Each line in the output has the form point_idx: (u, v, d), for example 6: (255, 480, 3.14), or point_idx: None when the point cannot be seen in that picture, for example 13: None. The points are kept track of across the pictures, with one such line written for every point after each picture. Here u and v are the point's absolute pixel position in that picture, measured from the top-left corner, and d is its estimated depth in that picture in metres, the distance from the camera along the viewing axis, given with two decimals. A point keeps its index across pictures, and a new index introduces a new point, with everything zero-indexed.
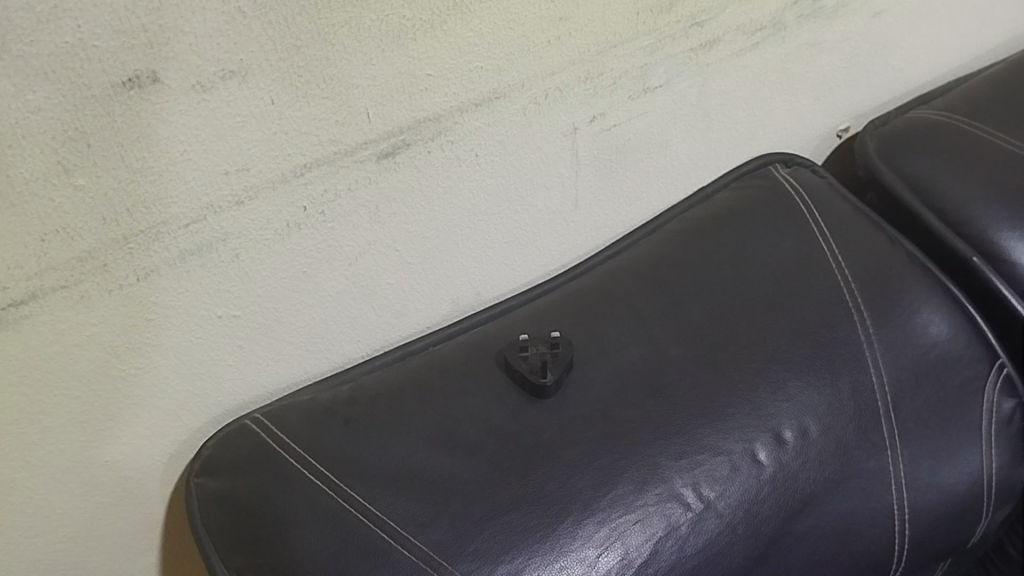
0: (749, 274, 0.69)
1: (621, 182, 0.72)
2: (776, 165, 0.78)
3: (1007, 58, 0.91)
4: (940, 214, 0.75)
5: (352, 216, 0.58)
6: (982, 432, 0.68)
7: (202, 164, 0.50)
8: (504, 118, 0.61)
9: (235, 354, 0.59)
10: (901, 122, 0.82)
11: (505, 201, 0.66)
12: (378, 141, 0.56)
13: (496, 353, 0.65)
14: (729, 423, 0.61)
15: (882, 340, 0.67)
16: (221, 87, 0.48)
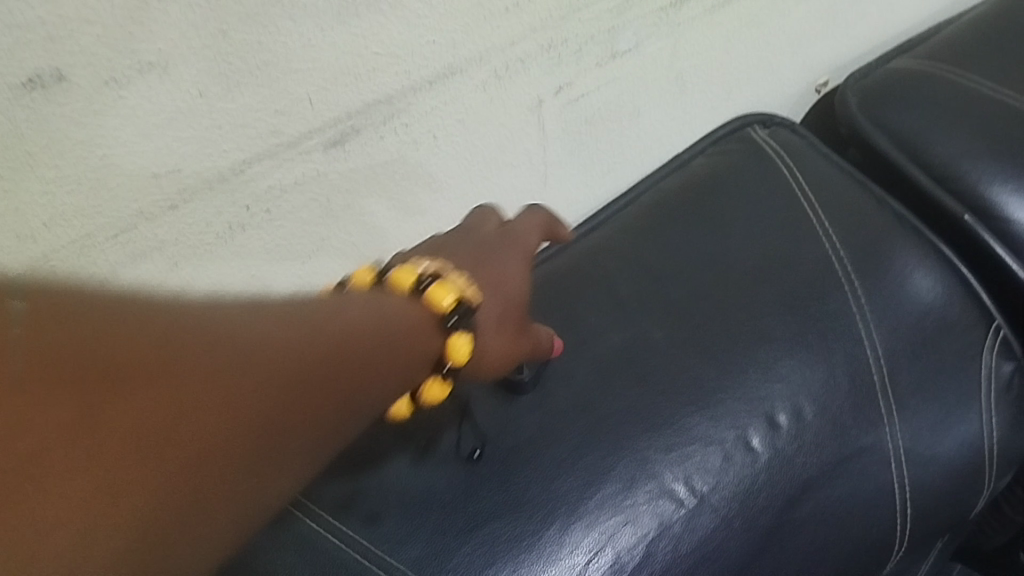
0: (733, 249, 0.65)
1: (592, 154, 0.67)
2: (754, 126, 0.74)
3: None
4: (928, 170, 0.71)
5: (302, 213, 0.53)
6: (982, 399, 0.65)
7: (126, 168, 0.45)
8: (462, 94, 0.56)
9: None
10: (882, 72, 0.78)
11: (469, 184, 0.61)
12: (324, 129, 0.51)
13: None
14: (719, 410, 0.58)
15: (875, 310, 0.64)
16: (140, 81, 0.43)
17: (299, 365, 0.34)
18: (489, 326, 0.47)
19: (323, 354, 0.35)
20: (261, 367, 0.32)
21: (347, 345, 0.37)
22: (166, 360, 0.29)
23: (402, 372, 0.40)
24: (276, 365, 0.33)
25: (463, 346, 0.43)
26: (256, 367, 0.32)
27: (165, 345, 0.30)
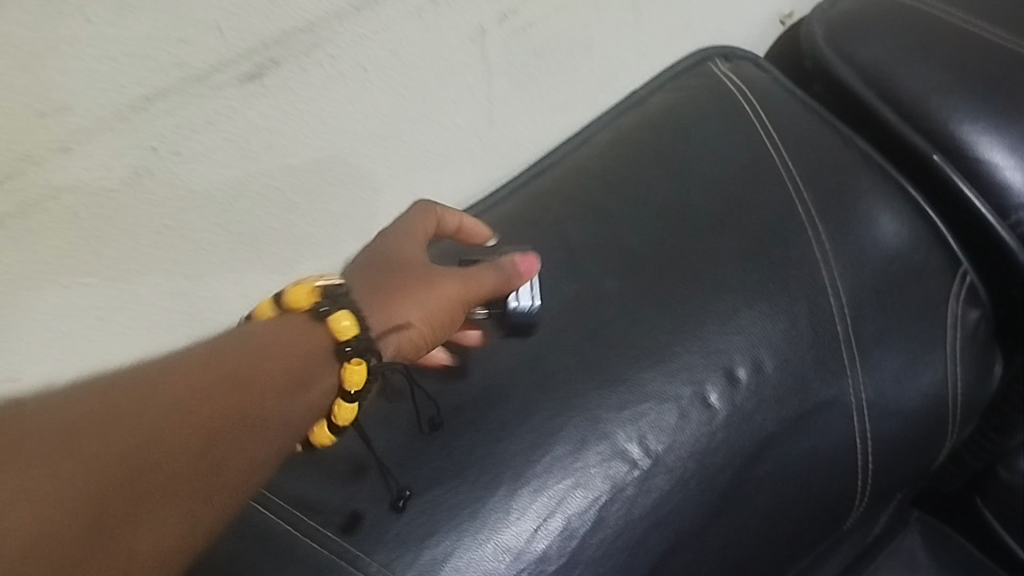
0: (691, 192, 0.61)
1: (543, 89, 0.62)
2: (716, 60, 0.69)
3: None
4: (897, 106, 0.68)
5: (217, 155, 0.48)
6: (947, 348, 0.63)
7: (5, 107, 0.39)
8: (394, 23, 0.51)
9: (95, 328, 0.50)
10: (850, 4, 0.73)
11: (406, 123, 0.56)
12: (238, 62, 0.45)
13: None
14: (675, 364, 0.55)
15: (838, 255, 0.61)
16: (14, 5, 0.37)
17: (133, 445, 0.36)
18: (399, 296, 0.48)
19: (165, 420, 0.38)
20: (92, 449, 0.35)
21: (205, 395, 0.39)
22: (4, 466, 0.33)
23: (284, 422, 0.42)
24: (110, 444, 0.36)
25: (340, 322, 0.44)
26: (90, 456, 0.35)
27: (5, 457, 0.34)
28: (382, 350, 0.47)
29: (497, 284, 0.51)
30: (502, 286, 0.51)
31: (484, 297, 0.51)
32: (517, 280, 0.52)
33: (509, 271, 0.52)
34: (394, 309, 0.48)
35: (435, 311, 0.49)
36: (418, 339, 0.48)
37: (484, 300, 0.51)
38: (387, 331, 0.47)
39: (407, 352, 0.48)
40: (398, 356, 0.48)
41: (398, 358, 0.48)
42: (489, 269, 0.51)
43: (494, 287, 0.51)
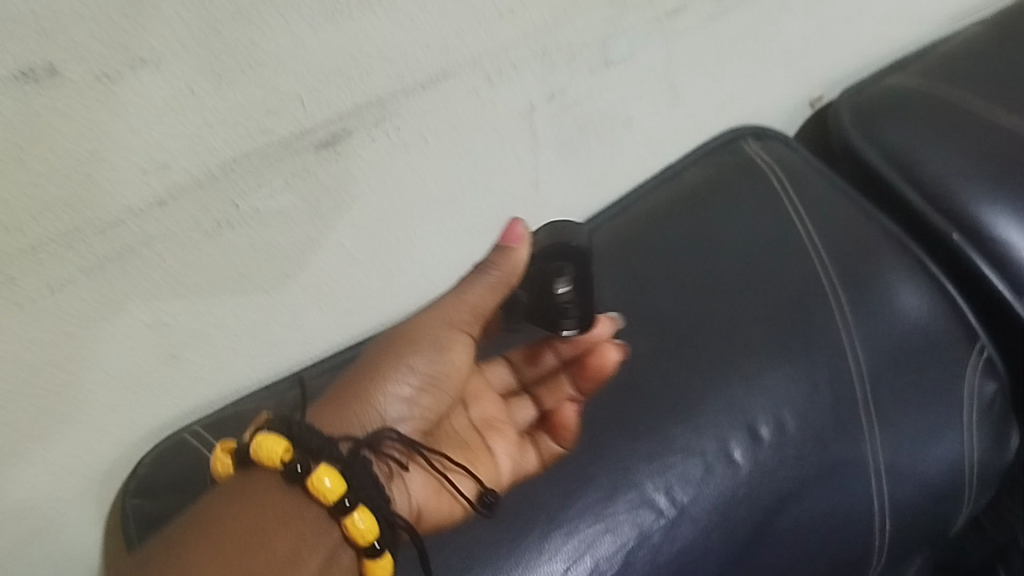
0: (722, 261, 0.66)
1: (585, 160, 0.67)
2: (748, 139, 0.74)
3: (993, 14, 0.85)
4: (919, 187, 0.72)
5: (290, 211, 0.53)
6: (964, 417, 0.65)
7: (114, 165, 0.45)
8: (454, 98, 0.56)
9: (169, 364, 0.55)
10: (877, 89, 0.78)
11: (459, 188, 0.61)
12: (316, 130, 0.51)
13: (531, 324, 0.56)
14: (703, 421, 0.58)
15: (859, 324, 0.64)
16: (132, 77, 0.42)
17: None
18: (375, 364, 0.51)
19: None
20: None
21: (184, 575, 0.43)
22: None
23: None
24: None
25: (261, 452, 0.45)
26: None
27: None
28: (365, 425, 0.49)
29: (489, 286, 0.49)
30: (495, 285, 0.49)
31: (480, 308, 0.51)
32: (509, 270, 0.49)
33: (497, 264, 0.49)
34: (368, 384, 0.50)
35: (411, 358, 0.51)
36: (405, 390, 0.50)
37: (479, 309, 0.51)
38: (364, 400, 0.49)
39: (401, 404, 0.50)
40: (390, 417, 0.50)
41: (394, 418, 0.50)
42: (469, 278, 0.50)
43: (480, 294, 0.50)
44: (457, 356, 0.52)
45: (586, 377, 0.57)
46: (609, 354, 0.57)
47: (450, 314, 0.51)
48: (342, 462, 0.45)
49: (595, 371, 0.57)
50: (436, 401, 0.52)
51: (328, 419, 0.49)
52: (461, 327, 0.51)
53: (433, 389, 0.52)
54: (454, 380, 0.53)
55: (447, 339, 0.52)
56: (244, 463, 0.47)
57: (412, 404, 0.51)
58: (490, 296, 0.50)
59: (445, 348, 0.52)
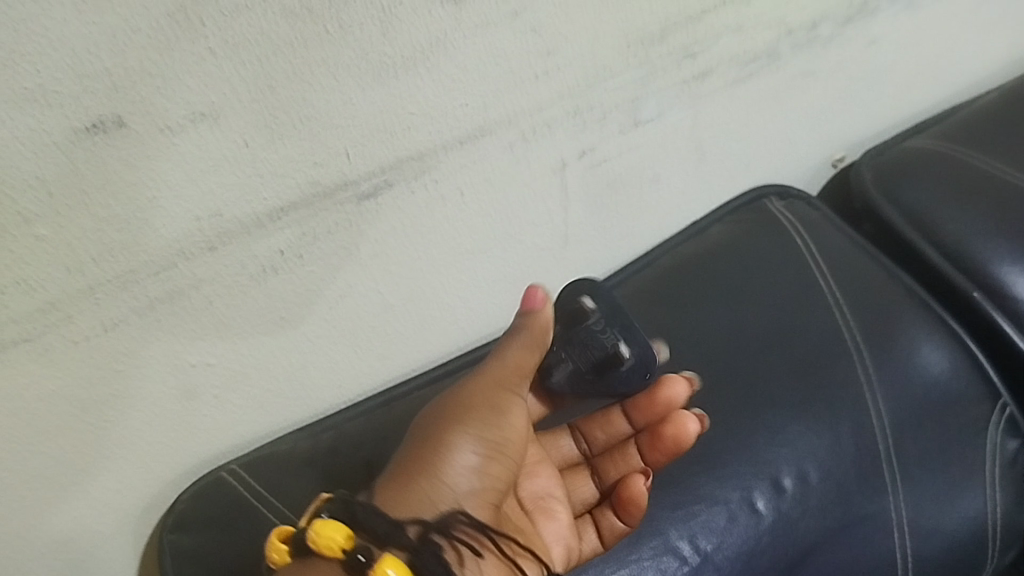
0: (746, 314, 0.67)
1: (613, 215, 0.69)
2: (771, 198, 0.76)
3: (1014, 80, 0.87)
4: (940, 246, 0.74)
5: (331, 259, 0.56)
6: (987, 474, 0.66)
7: (170, 211, 0.47)
8: (489, 154, 0.59)
9: (210, 404, 0.57)
10: (898, 151, 0.80)
11: (491, 239, 0.64)
12: (358, 182, 0.53)
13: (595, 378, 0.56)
14: (726, 471, 0.60)
15: (882, 379, 0.66)
16: (192, 130, 0.45)
17: None
18: (435, 437, 0.51)
19: None
20: None
21: None
22: None
23: None
24: None
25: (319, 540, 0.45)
26: None
27: None
28: (435, 501, 0.49)
29: (526, 343, 0.52)
30: (533, 340, 0.52)
31: (524, 366, 0.53)
32: (540, 329, 0.52)
33: (530, 321, 0.52)
34: (433, 459, 0.50)
35: (471, 426, 0.51)
36: (471, 459, 0.51)
37: (523, 367, 0.53)
38: (432, 474, 0.49)
39: (470, 474, 0.50)
40: (459, 488, 0.50)
41: (463, 489, 0.50)
42: (506, 337, 0.52)
43: (520, 350, 0.52)
44: (513, 419, 0.53)
45: (658, 446, 0.57)
46: (688, 423, 0.56)
47: (497, 375, 0.52)
48: (411, 548, 0.45)
49: (669, 441, 0.56)
50: (501, 469, 0.52)
51: (398, 502, 0.48)
52: (511, 390, 0.53)
53: (496, 457, 0.52)
54: (513, 446, 0.53)
55: (501, 402, 0.52)
56: (302, 551, 0.46)
57: (480, 472, 0.51)
58: (529, 354, 0.53)
59: (501, 411, 0.52)
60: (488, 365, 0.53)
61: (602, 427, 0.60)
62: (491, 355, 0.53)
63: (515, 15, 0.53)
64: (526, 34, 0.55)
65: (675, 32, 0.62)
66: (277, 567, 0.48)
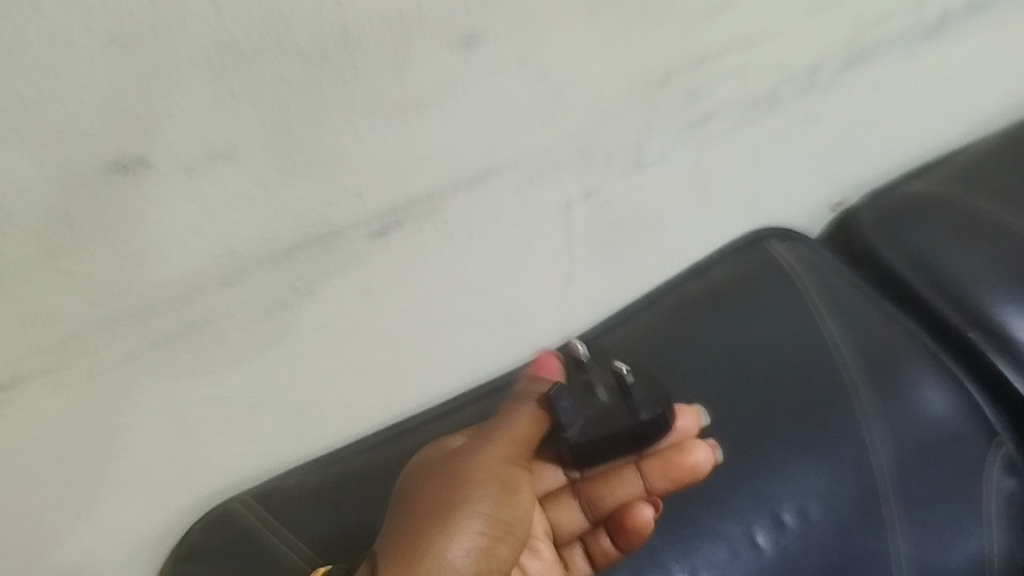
0: (749, 354, 0.68)
1: (617, 256, 0.71)
2: (772, 240, 0.78)
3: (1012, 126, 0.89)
4: (941, 288, 0.75)
5: (343, 295, 0.57)
6: (987, 514, 0.67)
7: (190, 247, 0.49)
8: (497, 195, 0.60)
9: (221, 436, 0.58)
10: (899, 194, 0.82)
11: (499, 278, 0.65)
12: (370, 222, 0.55)
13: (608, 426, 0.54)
14: (727, 506, 0.61)
15: (882, 418, 0.67)
16: (212, 170, 0.47)
17: None
18: (441, 512, 0.47)
19: None
20: None
21: None
22: None
23: None
24: None
25: None
26: None
27: None
28: None
29: (533, 414, 0.53)
30: (540, 411, 0.53)
31: (530, 439, 0.53)
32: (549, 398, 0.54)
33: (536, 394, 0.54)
34: (433, 532, 0.46)
35: (479, 499, 0.48)
36: (478, 538, 0.47)
37: (528, 441, 0.52)
38: (437, 551, 0.45)
39: (477, 554, 0.46)
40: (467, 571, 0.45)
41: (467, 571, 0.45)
42: (513, 408, 0.54)
43: (527, 422, 0.53)
44: (520, 498, 0.50)
45: (667, 472, 0.56)
46: (701, 452, 0.56)
47: (503, 448, 0.51)
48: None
49: (685, 469, 0.55)
50: (507, 554, 0.48)
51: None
52: (517, 463, 0.51)
53: (502, 536, 0.48)
54: (520, 528, 0.50)
55: (508, 477, 0.50)
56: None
57: (488, 554, 0.47)
58: (531, 427, 0.53)
59: (509, 488, 0.50)
60: (491, 437, 0.52)
61: None
62: (494, 429, 0.53)
63: (523, 61, 0.55)
64: (533, 80, 0.57)
65: (677, 77, 0.64)
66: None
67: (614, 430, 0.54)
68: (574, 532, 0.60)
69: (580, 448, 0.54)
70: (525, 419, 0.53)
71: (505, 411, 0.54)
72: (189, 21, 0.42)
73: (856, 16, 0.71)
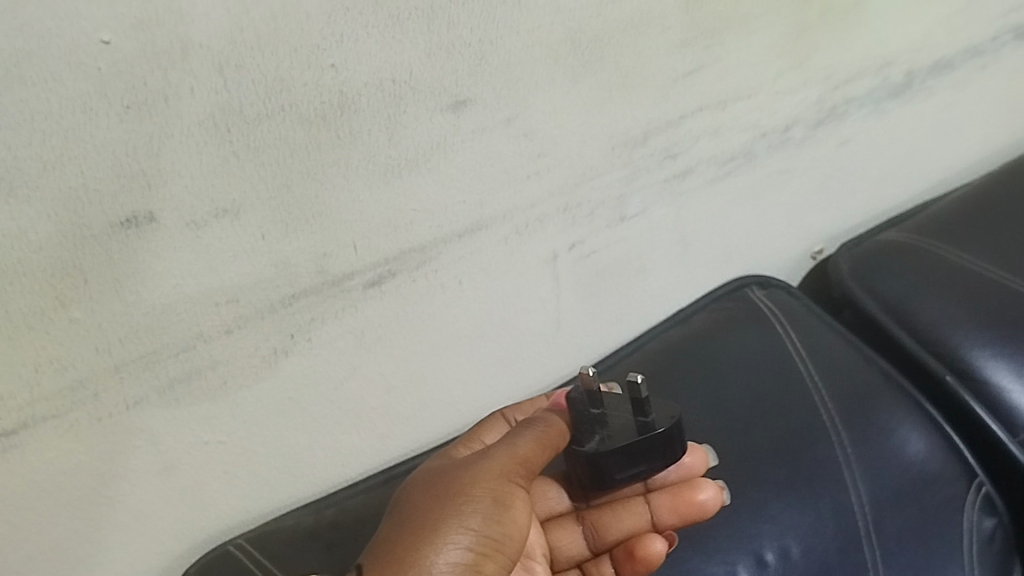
0: (730, 398, 0.71)
1: (602, 303, 0.74)
2: (753, 287, 0.81)
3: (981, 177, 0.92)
4: (915, 333, 0.78)
5: (338, 342, 0.60)
6: (964, 552, 0.69)
7: (193, 298, 0.51)
8: (485, 247, 0.63)
9: (220, 480, 0.60)
10: (873, 243, 0.85)
11: (488, 325, 0.68)
12: (364, 272, 0.58)
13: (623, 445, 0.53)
14: (712, 546, 0.63)
15: (859, 460, 0.69)
16: (215, 225, 0.50)
17: None
18: (429, 527, 0.49)
19: None
20: None
21: None
22: None
23: None
24: None
25: None
26: None
27: None
28: None
29: (539, 437, 0.53)
30: (547, 435, 0.53)
31: (533, 460, 0.53)
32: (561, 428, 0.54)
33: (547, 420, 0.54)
34: (420, 546, 0.48)
35: (468, 516, 0.50)
36: (463, 554, 0.49)
37: (530, 461, 0.52)
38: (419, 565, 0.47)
39: (458, 570, 0.48)
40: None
41: None
42: (523, 428, 0.54)
43: (532, 444, 0.53)
44: (513, 516, 0.51)
45: (676, 507, 0.58)
46: (711, 490, 0.59)
47: (502, 467, 0.52)
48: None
49: (694, 506, 0.58)
50: (493, 570, 0.50)
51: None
52: (515, 483, 0.52)
53: (490, 554, 0.50)
54: (511, 546, 0.51)
55: (502, 496, 0.51)
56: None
57: (472, 570, 0.49)
58: (540, 450, 0.53)
59: (502, 506, 0.51)
60: (493, 453, 0.53)
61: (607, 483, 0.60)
62: (500, 445, 0.53)
63: (508, 121, 0.59)
64: (517, 139, 0.60)
65: (655, 135, 0.67)
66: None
67: (629, 446, 0.52)
68: (573, 555, 0.62)
69: (600, 468, 0.53)
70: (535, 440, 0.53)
71: (515, 429, 0.54)
72: (196, 87, 0.46)
73: (824, 76, 0.75)
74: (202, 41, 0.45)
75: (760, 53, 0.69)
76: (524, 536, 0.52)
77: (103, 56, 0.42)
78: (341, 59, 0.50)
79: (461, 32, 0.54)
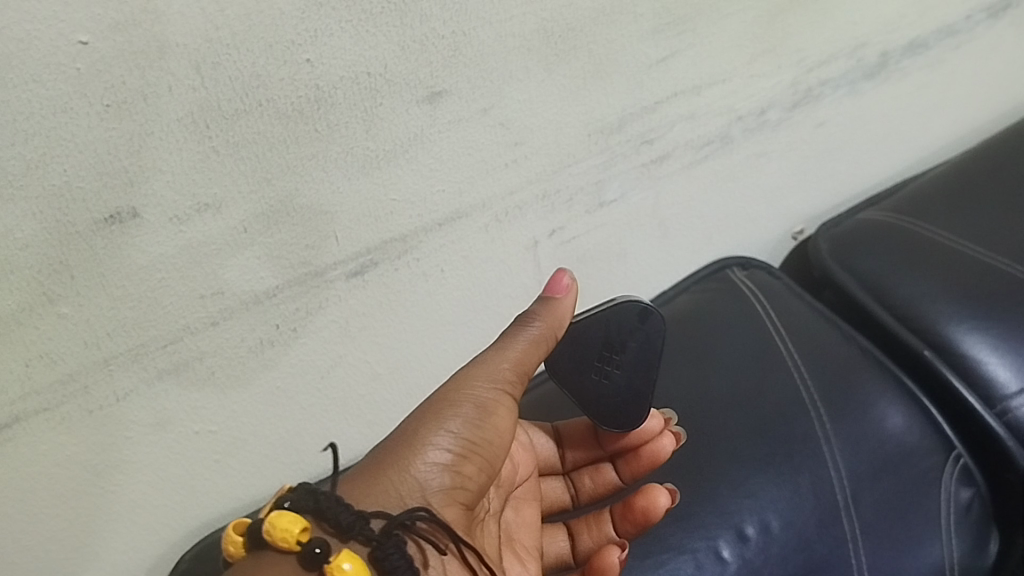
0: (711, 378, 0.73)
1: (584, 287, 0.75)
2: (733, 269, 0.83)
3: (960, 155, 0.93)
4: (892, 309, 0.79)
5: (323, 332, 0.61)
6: (941, 522, 0.69)
7: (179, 291, 0.53)
8: (468, 235, 0.65)
9: (212, 468, 0.62)
10: (852, 223, 0.86)
11: (471, 311, 0.70)
12: (347, 262, 0.59)
13: (589, 329, 0.58)
14: (692, 522, 0.65)
15: (839, 437, 0.70)
16: (198, 219, 0.51)
17: None
18: (414, 427, 0.49)
19: None
20: None
21: None
22: None
23: None
24: None
25: (275, 520, 0.44)
26: None
27: None
28: (393, 488, 0.47)
29: (534, 337, 0.53)
30: (540, 335, 0.53)
31: (522, 363, 0.52)
32: (554, 314, 0.53)
33: (542, 314, 0.53)
34: (404, 446, 0.48)
35: (450, 419, 0.49)
36: (446, 454, 0.48)
37: (523, 365, 0.52)
38: (400, 461, 0.47)
39: (441, 469, 0.48)
40: (428, 481, 0.47)
41: (433, 483, 0.47)
42: (527, 427, 0.64)
43: (525, 346, 0.52)
44: (497, 423, 0.51)
45: (634, 511, 0.60)
46: (659, 497, 0.59)
47: (489, 372, 0.51)
48: (373, 540, 0.44)
49: (646, 508, 0.60)
50: (476, 473, 0.50)
51: (363, 494, 0.46)
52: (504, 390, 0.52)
53: (475, 458, 0.50)
54: (492, 451, 0.51)
55: (489, 401, 0.51)
56: (255, 543, 0.44)
57: (455, 470, 0.48)
58: (531, 354, 0.52)
59: (485, 411, 0.50)
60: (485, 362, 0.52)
61: (591, 477, 0.66)
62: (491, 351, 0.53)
63: (485, 112, 0.60)
64: (494, 128, 0.61)
65: (631, 121, 0.68)
66: (235, 560, 0.46)
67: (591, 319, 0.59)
68: (560, 553, 0.63)
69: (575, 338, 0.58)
70: (520, 335, 0.53)
71: (506, 332, 0.53)
72: (175, 85, 0.46)
73: (797, 59, 0.76)
74: (179, 41, 0.45)
75: (734, 39, 0.70)
76: (505, 442, 0.52)
77: (81, 57, 0.43)
78: (316, 54, 0.50)
79: (435, 25, 0.54)
